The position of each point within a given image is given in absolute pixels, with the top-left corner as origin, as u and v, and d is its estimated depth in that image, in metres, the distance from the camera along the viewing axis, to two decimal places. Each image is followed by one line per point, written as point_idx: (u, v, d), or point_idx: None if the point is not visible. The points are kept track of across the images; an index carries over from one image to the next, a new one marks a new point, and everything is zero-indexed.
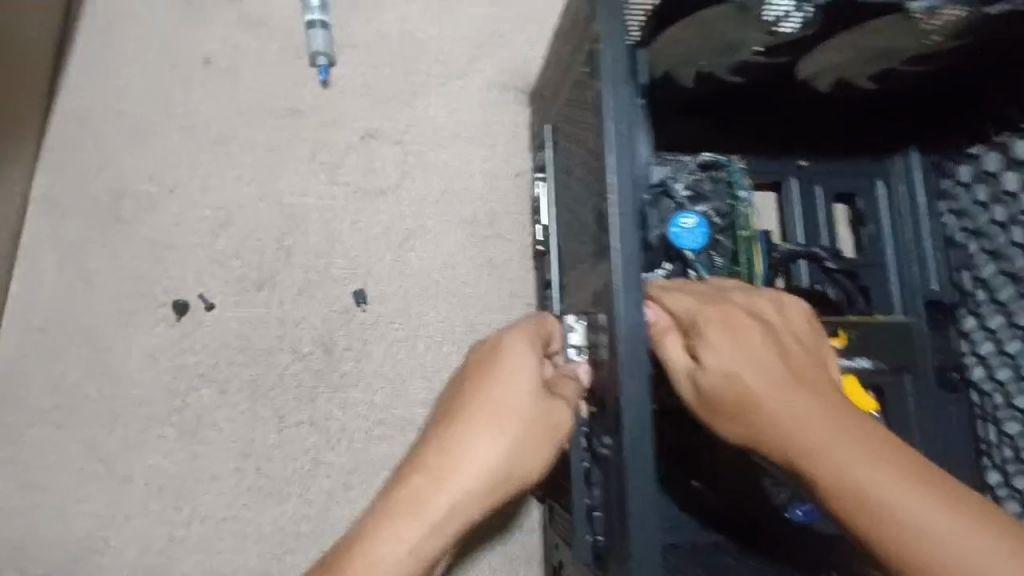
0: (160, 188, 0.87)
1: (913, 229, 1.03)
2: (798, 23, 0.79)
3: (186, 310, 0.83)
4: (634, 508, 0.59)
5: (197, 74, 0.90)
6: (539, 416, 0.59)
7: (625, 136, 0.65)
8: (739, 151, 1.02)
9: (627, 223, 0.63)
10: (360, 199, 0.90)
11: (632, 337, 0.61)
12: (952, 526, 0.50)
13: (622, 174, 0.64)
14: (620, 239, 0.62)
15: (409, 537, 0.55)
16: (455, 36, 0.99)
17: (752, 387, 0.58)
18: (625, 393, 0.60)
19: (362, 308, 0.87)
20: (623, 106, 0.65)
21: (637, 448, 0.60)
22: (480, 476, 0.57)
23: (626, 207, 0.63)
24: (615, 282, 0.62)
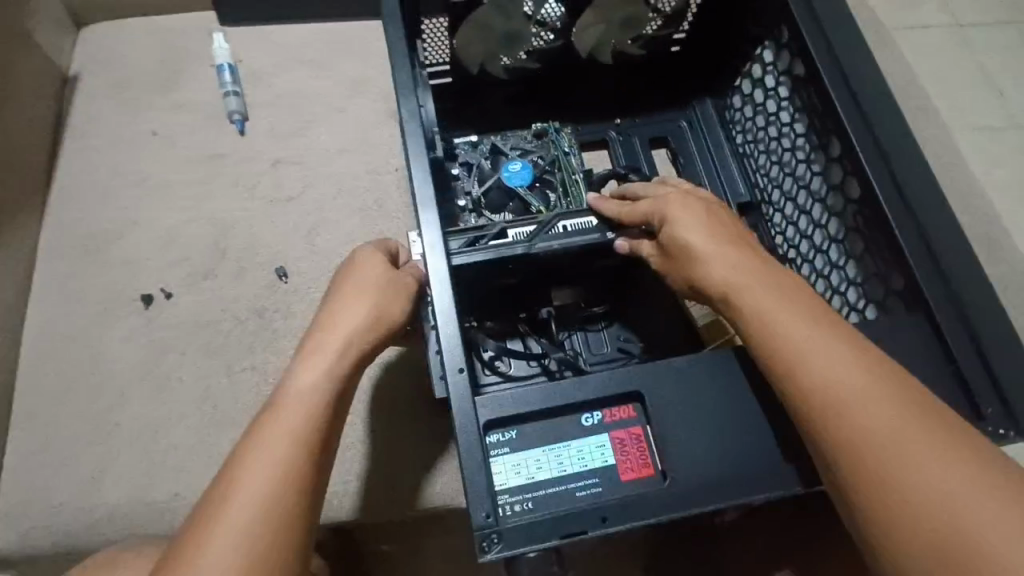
0: (125, 222, 1.18)
1: (716, 151, 1.30)
2: (555, 8, 1.09)
3: (151, 300, 1.11)
4: (444, 330, 0.80)
5: (147, 143, 1.25)
6: (396, 279, 0.87)
7: (406, 91, 0.91)
8: (568, 120, 1.30)
9: (419, 148, 0.89)
10: (276, 206, 1.21)
11: (433, 220, 0.86)
12: (822, 360, 0.70)
13: (410, 114, 0.90)
14: (416, 160, 0.88)
15: (316, 374, 0.78)
16: (335, 85, 1.34)
17: (709, 261, 0.81)
18: (431, 261, 0.84)
19: (283, 281, 1.14)
20: (404, 71, 0.92)
21: (443, 292, 0.83)
22: (358, 324, 0.82)
23: (414, 137, 0.89)
24: (415, 187, 0.88)
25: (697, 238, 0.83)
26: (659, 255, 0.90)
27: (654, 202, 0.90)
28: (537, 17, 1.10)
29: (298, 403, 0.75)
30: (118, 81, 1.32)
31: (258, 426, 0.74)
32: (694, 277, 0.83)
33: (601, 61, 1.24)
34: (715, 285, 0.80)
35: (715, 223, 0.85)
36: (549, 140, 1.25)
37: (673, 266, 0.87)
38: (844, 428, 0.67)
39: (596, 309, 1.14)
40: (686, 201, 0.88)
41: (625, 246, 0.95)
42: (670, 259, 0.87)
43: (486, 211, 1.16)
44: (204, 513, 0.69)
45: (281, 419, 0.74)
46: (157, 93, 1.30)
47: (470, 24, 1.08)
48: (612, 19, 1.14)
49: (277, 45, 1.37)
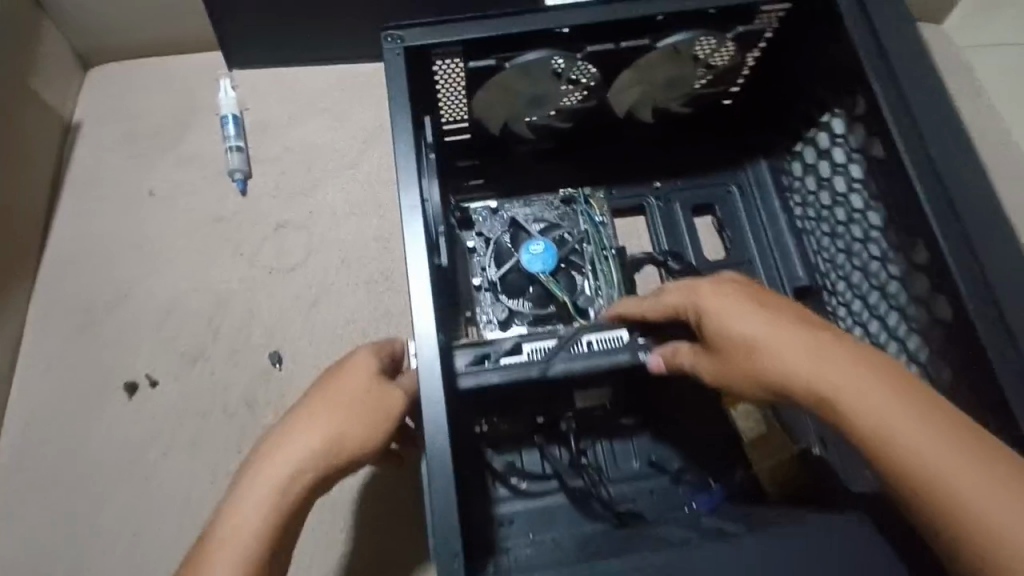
0: (117, 294, 1.09)
1: (771, 225, 1.13)
2: (591, 71, 0.94)
3: (135, 388, 1.02)
4: (432, 495, 0.67)
5: (146, 203, 1.16)
6: (364, 401, 0.74)
7: (407, 186, 0.77)
8: (601, 182, 1.16)
9: (418, 258, 0.75)
10: (274, 277, 1.11)
11: (426, 335, 0.73)
12: (955, 460, 0.58)
13: (409, 198, 0.77)
14: (413, 273, 0.75)
15: (256, 506, 0.69)
16: (348, 136, 1.23)
17: (783, 357, 0.66)
18: (422, 387, 0.71)
19: (277, 367, 1.05)
20: (406, 160, 0.78)
21: (435, 434, 0.69)
22: (315, 448, 0.71)
23: (413, 244, 0.76)
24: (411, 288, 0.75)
25: (755, 326, 0.69)
26: (703, 356, 0.74)
27: (687, 291, 0.75)
28: (571, 78, 0.94)
29: (230, 539, 0.68)
30: (121, 133, 1.24)
31: (195, 559, 0.69)
32: (766, 376, 0.68)
33: (640, 117, 1.08)
34: (797, 382, 0.66)
35: (777, 307, 0.70)
36: (572, 209, 1.12)
37: (724, 366, 0.71)
38: (1002, 542, 0.56)
39: (625, 422, 1.00)
40: (725, 284, 0.73)
41: (660, 358, 0.79)
42: (722, 361, 0.71)
43: (503, 295, 1.03)
44: None
45: (216, 557, 0.68)
46: (160, 148, 1.21)
47: (488, 88, 0.93)
48: (654, 78, 0.98)
49: (287, 91, 1.27)
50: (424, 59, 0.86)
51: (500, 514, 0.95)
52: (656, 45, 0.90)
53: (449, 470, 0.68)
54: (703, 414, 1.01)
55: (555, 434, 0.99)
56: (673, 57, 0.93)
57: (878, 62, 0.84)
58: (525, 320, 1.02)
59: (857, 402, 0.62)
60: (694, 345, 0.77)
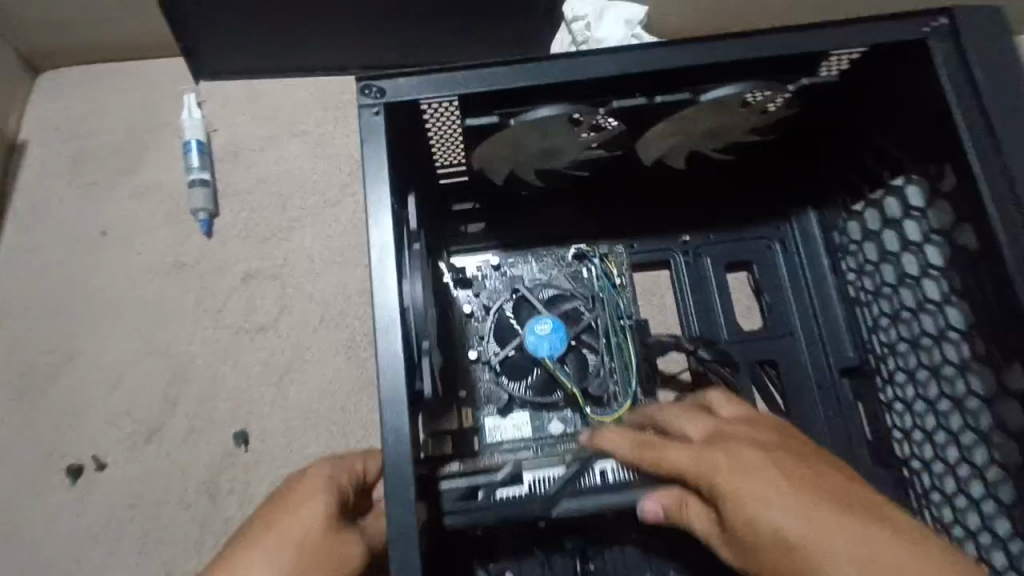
0: (60, 356, 0.95)
1: (817, 291, 0.97)
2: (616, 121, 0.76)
3: (79, 473, 0.90)
4: None
5: (95, 245, 1.01)
6: (314, 551, 0.61)
7: (385, 293, 0.63)
8: (621, 234, 0.99)
9: (395, 390, 0.60)
10: (242, 338, 0.97)
11: (400, 479, 0.59)
12: None
13: (385, 302, 0.62)
14: (388, 410, 0.59)
15: None
16: (330, 166, 1.06)
17: (821, 558, 0.55)
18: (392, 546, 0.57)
19: (243, 448, 0.92)
20: (385, 258, 0.64)
21: None
22: None
23: (390, 370, 0.61)
24: (383, 417, 0.60)
25: (787, 514, 0.56)
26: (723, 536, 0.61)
27: (697, 458, 0.61)
28: (592, 129, 0.77)
29: None
30: (69, 154, 1.07)
31: None
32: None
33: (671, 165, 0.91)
34: None
35: (804, 481, 0.58)
36: (583, 264, 0.97)
37: (752, 558, 0.58)
38: None
39: (633, 536, 0.86)
40: (741, 453, 0.60)
41: (659, 505, 0.64)
42: (741, 546, 0.59)
43: (504, 377, 0.90)
44: None
45: None
46: (114, 175, 1.05)
47: (491, 140, 0.77)
48: (691, 129, 0.81)
49: (262, 109, 1.10)
50: (411, 111, 0.71)
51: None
52: (698, 98, 0.73)
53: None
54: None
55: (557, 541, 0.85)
56: (717, 110, 0.76)
57: (981, 131, 0.66)
58: (525, 407, 0.90)
59: None
60: (703, 506, 0.63)
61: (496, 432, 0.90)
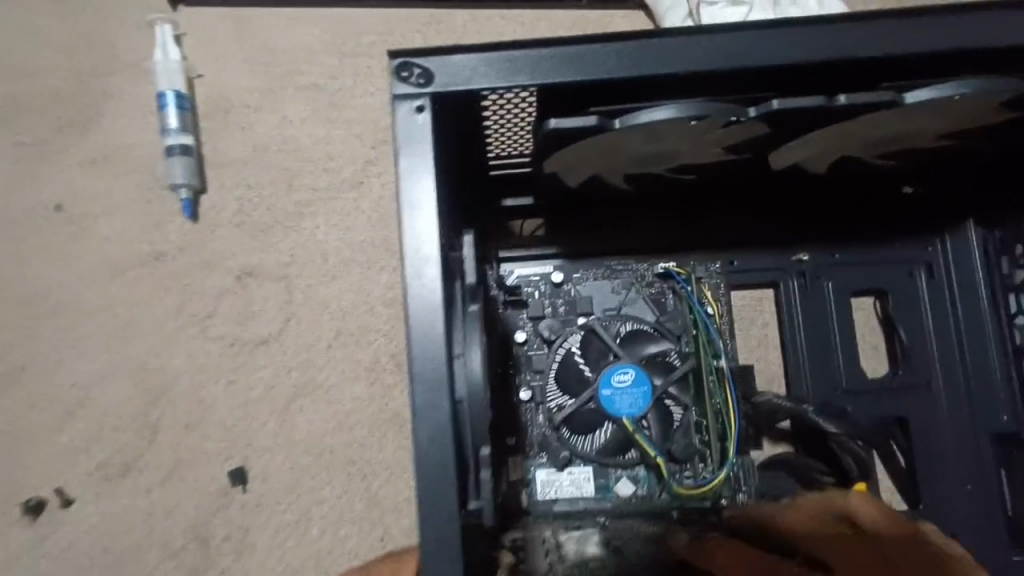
0: (8, 366, 0.75)
1: (970, 335, 0.76)
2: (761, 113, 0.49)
3: (40, 509, 0.72)
4: None
5: (48, 224, 0.79)
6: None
7: (434, 387, 0.42)
8: (721, 246, 0.77)
9: (443, 528, 0.42)
10: (237, 353, 0.78)
11: None
12: None
13: (428, 388, 0.42)
14: (431, 557, 0.41)
15: None
16: (347, 135, 0.83)
17: None
18: None
19: (241, 489, 0.74)
20: (431, 334, 0.43)
21: None
22: None
23: (438, 495, 0.42)
24: (422, 543, 0.41)
25: None
26: None
27: None
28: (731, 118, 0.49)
29: None
30: (5, 98, 0.82)
31: None
32: None
33: (807, 169, 0.68)
34: None
35: None
36: (668, 288, 0.75)
37: None
38: None
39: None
40: None
41: None
42: None
43: (564, 428, 0.70)
44: None
45: None
46: (71, 132, 0.81)
47: (572, 147, 0.54)
48: (860, 135, 0.57)
49: (259, 53, 0.85)
50: (466, 104, 0.49)
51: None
52: (904, 101, 0.48)
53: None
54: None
55: None
56: (914, 116, 0.52)
57: None
58: (588, 463, 0.70)
59: None
60: None
61: (550, 487, 0.70)
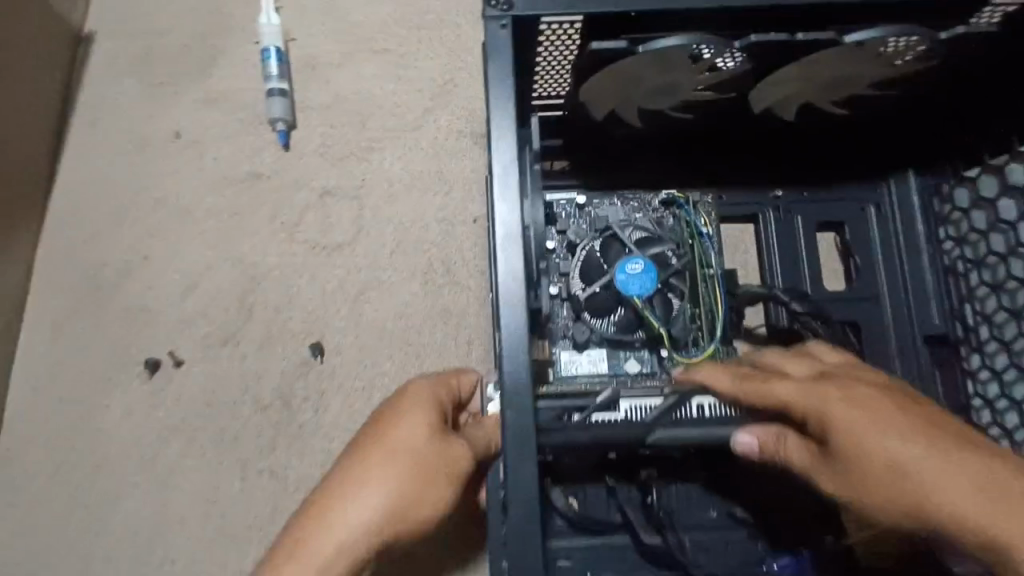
0: (135, 256, 0.93)
1: (909, 257, 0.95)
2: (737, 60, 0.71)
3: (158, 368, 0.89)
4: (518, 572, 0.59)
5: (169, 147, 0.97)
6: (422, 460, 0.70)
7: (510, 213, 0.61)
8: (711, 183, 0.96)
9: (516, 306, 0.61)
10: (318, 255, 0.95)
11: (517, 380, 0.60)
12: None
13: (506, 214, 0.61)
14: (508, 322, 0.60)
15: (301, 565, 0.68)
16: (410, 88, 1.03)
17: (899, 466, 0.58)
18: (506, 426, 0.60)
19: (318, 360, 0.92)
20: (508, 179, 0.62)
21: (523, 523, 0.60)
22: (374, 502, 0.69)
23: (513, 294, 0.61)
24: (501, 318, 0.61)
25: (894, 443, 0.58)
26: (820, 459, 0.62)
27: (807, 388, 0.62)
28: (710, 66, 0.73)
29: None
30: (139, 50, 1.02)
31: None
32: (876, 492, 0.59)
33: (778, 115, 0.88)
34: (914, 501, 0.57)
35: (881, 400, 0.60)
36: (669, 212, 0.93)
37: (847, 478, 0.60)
38: None
39: (697, 472, 0.91)
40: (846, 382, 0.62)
41: (753, 438, 0.66)
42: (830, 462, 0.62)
43: (585, 313, 0.87)
44: None
45: None
46: (189, 76, 1.00)
47: (602, 74, 0.73)
48: (816, 77, 0.77)
49: (341, 25, 1.05)
50: (529, 33, 0.68)
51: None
52: (842, 40, 0.68)
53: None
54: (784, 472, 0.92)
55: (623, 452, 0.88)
56: (853, 57, 0.72)
57: None
58: (603, 344, 0.88)
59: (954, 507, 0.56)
60: (798, 437, 0.65)
61: (571, 366, 0.88)
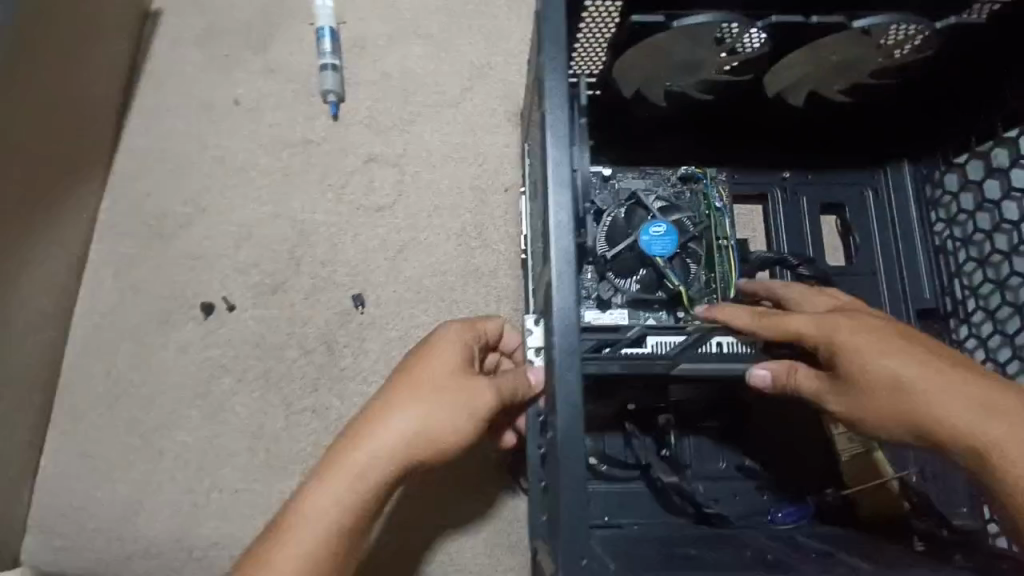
0: (193, 209, 1.01)
1: (903, 238, 1.04)
2: (758, 41, 0.83)
3: (212, 310, 0.96)
4: (563, 472, 0.64)
5: (228, 112, 1.06)
6: (449, 388, 0.68)
7: (562, 152, 0.69)
8: (723, 163, 1.06)
9: (565, 234, 0.68)
10: (361, 215, 1.03)
11: (565, 298, 0.67)
12: None
13: (559, 153, 0.69)
14: (560, 242, 0.67)
15: (330, 495, 0.63)
16: (449, 69, 1.12)
17: (897, 383, 0.67)
18: (556, 340, 0.66)
19: (359, 310, 0.99)
20: (559, 123, 0.70)
21: (569, 430, 0.64)
22: (408, 437, 0.66)
23: (562, 231, 0.68)
24: (553, 245, 0.67)
25: (895, 364, 0.67)
26: (828, 385, 0.71)
27: (819, 321, 0.70)
28: (732, 46, 0.83)
29: (305, 532, 0.63)
30: (202, 23, 1.10)
31: (276, 524, 0.64)
32: (875, 407, 0.68)
33: (787, 100, 0.97)
34: (908, 414, 0.67)
35: (882, 330, 0.69)
36: (687, 188, 1.00)
37: (852, 397, 0.70)
38: None
39: (708, 424, 0.98)
40: (854, 316, 0.70)
41: (767, 371, 0.75)
42: (838, 385, 0.70)
43: (610, 272, 0.94)
44: (254, 560, 0.63)
45: (287, 546, 0.62)
46: (248, 49, 1.09)
47: (636, 49, 0.84)
48: (825, 63, 0.88)
49: (388, 10, 1.14)
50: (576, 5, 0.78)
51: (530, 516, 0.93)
52: (852, 26, 0.80)
53: (581, 495, 0.63)
54: (789, 430, 0.99)
55: (636, 404, 0.95)
56: (860, 44, 0.84)
57: None
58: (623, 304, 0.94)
59: (940, 415, 0.65)
60: (808, 369, 0.74)
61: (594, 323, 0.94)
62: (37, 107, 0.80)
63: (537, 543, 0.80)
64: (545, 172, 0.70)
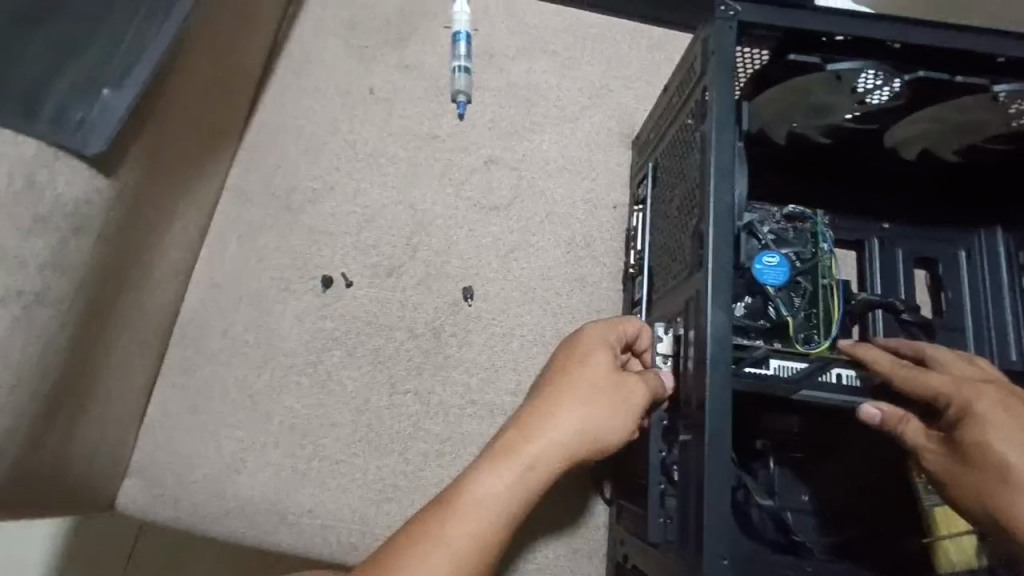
0: (323, 185, 1.05)
1: (993, 299, 1.06)
2: (886, 96, 0.86)
3: (331, 283, 1.01)
4: (710, 470, 0.66)
5: (363, 101, 1.10)
6: (604, 388, 0.72)
7: (724, 171, 0.72)
8: (828, 207, 1.10)
9: (723, 247, 0.71)
10: (478, 212, 1.07)
11: (719, 309, 0.69)
12: None
13: (719, 171, 0.72)
14: (719, 256, 0.70)
15: (496, 481, 0.68)
16: (572, 85, 1.16)
17: (1008, 471, 0.68)
18: (709, 346, 0.68)
19: (468, 303, 1.02)
20: (724, 142, 0.73)
21: (719, 429, 0.66)
22: (569, 433, 0.70)
23: (721, 246, 0.71)
24: (706, 257, 0.71)
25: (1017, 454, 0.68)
26: (937, 445, 0.74)
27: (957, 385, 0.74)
28: (862, 98, 0.87)
29: (473, 514, 0.66)
30: (345, 15, 1.15)
31: (440, 502, 0.68)
32: (977, 482, 0.71)
33: (901, 154, 1.02)
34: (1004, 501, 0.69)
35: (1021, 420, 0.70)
36: (791, 226, 1.03)
37: (955, 466, 0.72)
38: None
39: (789, 457, 1.00)
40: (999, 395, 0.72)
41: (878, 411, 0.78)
42: (951, 449, 0.73)
43: None
44: (415, 532, 0.66)
45: (454, 525, 0.65)
46: (386, 45, 1.14)
47: (775, 89, 0.89)
48: (948, 121, 0.91)
49: (518, 24, 1.18)
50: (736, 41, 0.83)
51: (615, 525, 0.95)
52: (993, 91, 0.83)
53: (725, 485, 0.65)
54: (869, 469, 1.00)
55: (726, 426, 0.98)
56: (990, 109, 0.87)
57: None
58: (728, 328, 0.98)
59: None
60: (922, 426, 0.77)
61: None
62: (201, 74, 0.84)
63: (641, 554, 0.82)
64: (704, 188, 0.73)
